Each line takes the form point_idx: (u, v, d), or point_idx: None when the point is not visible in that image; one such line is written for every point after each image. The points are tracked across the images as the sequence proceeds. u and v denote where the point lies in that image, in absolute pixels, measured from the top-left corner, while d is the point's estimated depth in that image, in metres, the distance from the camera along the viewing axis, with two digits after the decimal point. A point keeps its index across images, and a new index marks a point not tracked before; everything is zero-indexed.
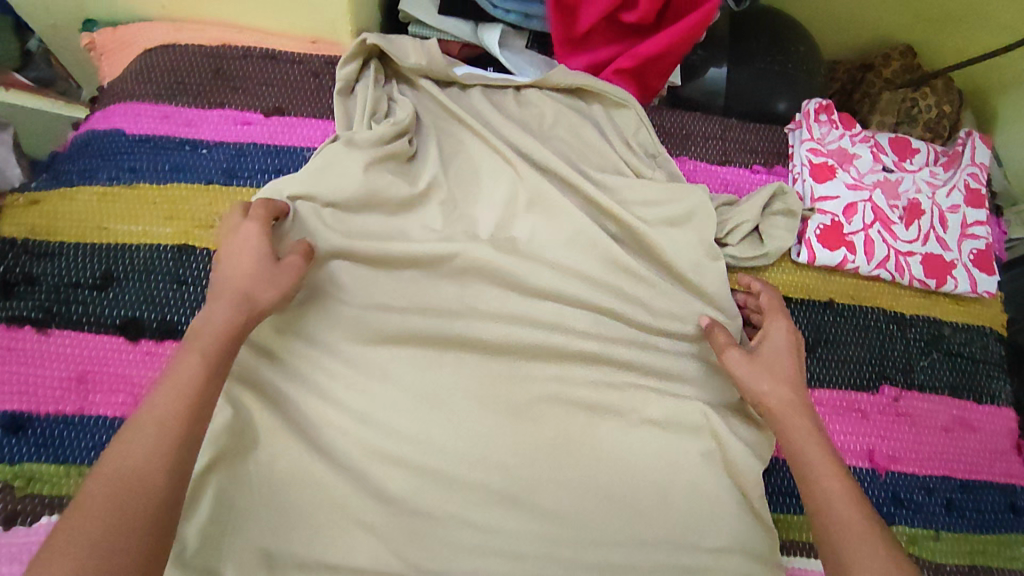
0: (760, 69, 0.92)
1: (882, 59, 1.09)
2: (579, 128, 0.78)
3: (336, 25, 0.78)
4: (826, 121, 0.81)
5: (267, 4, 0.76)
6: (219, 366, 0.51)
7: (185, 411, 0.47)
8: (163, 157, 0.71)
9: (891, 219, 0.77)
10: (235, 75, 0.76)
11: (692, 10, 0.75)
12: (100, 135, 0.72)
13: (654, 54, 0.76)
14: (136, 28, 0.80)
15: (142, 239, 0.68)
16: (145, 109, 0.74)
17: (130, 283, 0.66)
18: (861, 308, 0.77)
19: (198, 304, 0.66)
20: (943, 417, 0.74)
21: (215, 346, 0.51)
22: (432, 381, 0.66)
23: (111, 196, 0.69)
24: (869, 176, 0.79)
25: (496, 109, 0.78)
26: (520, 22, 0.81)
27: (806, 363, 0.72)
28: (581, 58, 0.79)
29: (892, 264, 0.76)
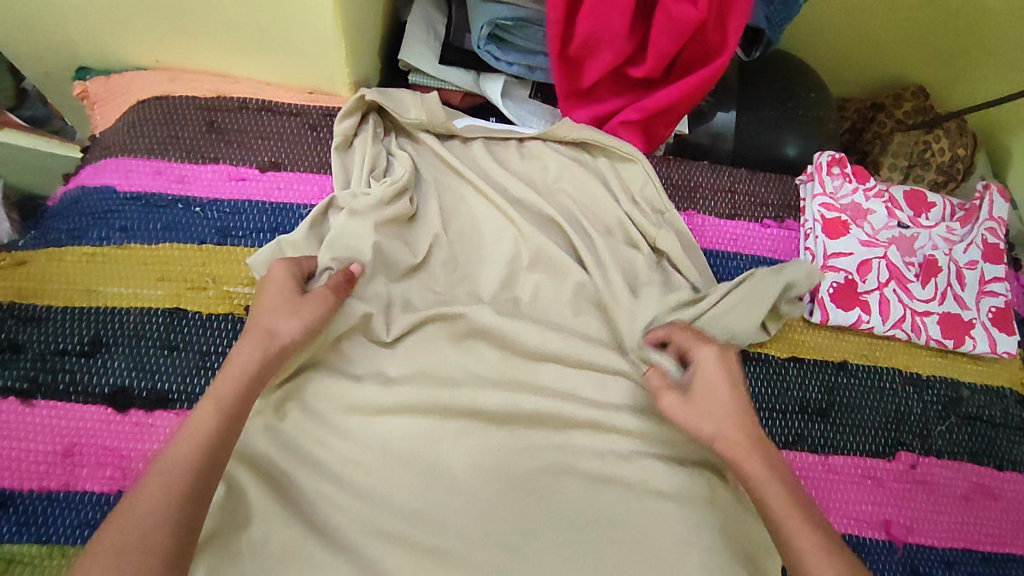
0: (768, 116, 0.91)
1: (894, 100, 1.07)
2: (581, 182, 0.76)
3: (335, 78, 0.76)
4: (839, 174, 0.79)
5: (265, 55, 0.74)
6: (210, 450, 0.49)
7: (173, 502, 0.45)
8: (155, 215, 0.69)
9: (907, 277, 0.75)
10: (230, 128, 0.74)
11: (701, 62, 0.73)
12: (91, 192, 0.70)
13: (661, 106, 0.74)
14: (131, 79, 0.79)
15: (132, 302, 0.66)
16: (137, 165, 0.72)
17: (119, 349, 0.64)
18: (876, 369, 0.74)
19: (189, 372, 0.64)
20: (961, 485, 0.71)
21: (204, 429, 0.49)
22: (431, 450, 0.63)
23: (101, 257, 0.67)
24: (884, 232, 0.77)
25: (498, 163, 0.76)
26: (523, 74, 0.79)
27: (814, 432, 0.70)
28: (585, 111, 0.78)
29: (908, 324, 0.73)
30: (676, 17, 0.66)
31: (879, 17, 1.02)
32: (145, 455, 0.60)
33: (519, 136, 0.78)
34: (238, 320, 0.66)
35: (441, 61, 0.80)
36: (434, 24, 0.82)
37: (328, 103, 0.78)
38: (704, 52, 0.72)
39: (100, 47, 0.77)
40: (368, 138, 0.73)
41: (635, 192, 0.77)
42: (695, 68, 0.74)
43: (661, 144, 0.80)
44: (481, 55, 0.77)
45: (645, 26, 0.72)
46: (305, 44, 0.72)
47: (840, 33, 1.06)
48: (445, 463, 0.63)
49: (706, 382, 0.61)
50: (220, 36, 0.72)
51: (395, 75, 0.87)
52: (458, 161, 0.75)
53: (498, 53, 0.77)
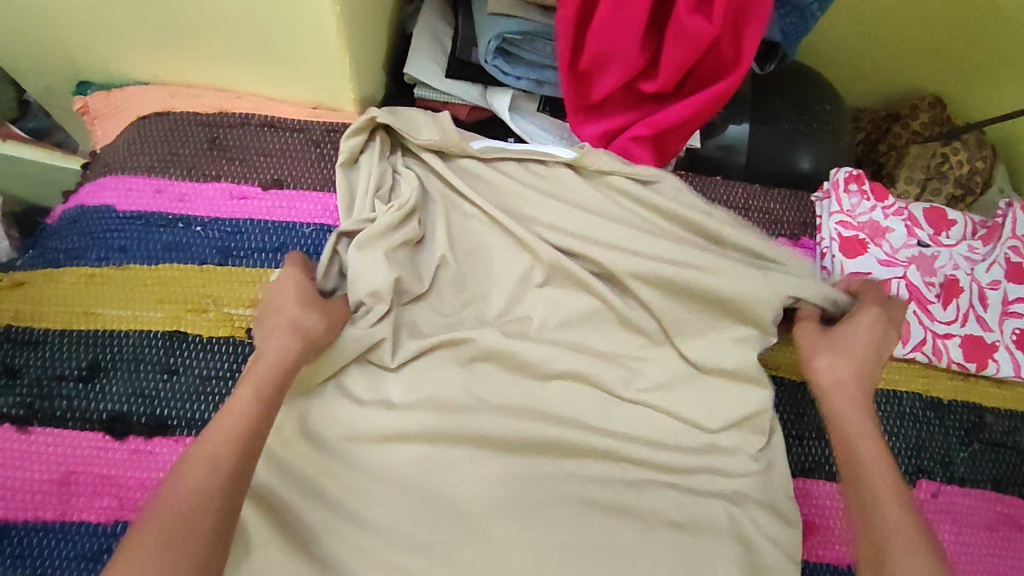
0: (783, 129, 0.88)
1: (909, 111, 1.04)
2: (594, 202, 0.74)
3: (340, 93, 0.75)
4: (857, 191, 0.77)
5: (269, 70, 0.72)
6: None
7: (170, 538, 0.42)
8: (155, 235, 0.68)
9: (927, 298, 0.73)
10: (232, 145, 0.73)
11: (715, 77, 0.71)
12: (89, 211, 0.69)
13: (674, 122, 0.72)
14: (131, 94, 0.77)
15: (131, 325, 0.64)
16: (137, 183, 0.70)
17: (117, 373, 0.62)
18: (896, 395, 0.72)
19: (189, 397, 0.62)
20: (986, 515, 0.68)
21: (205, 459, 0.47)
22: (437, 478, 0.61)
23: (100, 278, 0.66)
24: (903, 251, 0.75)
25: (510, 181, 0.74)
26: (531, 88, 0.77)
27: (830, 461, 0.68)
28: (595, 125, 0.76)
29: (929, 347, 0.71)
30: (690, 31, 0.64)
31: (896, 27, 1.00)
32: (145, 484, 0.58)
33: (530, 155, 0.76)
34: (240, 343, 0.64)
35: (448, 74, 0.78)
36: (440, 37, 0.80)
37: (332, 119, 0.77)
38: (719, 66, 0.70)
39: (99, 60, 0.75)
40: (374, 156, 0.71)
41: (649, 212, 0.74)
42: (710, 82, 0.72)
43: (673, 158, 0.78)
44: (488, 69, 0.75)
45: (658, 39, 0.70)
46: (309, 59, 0.70)
47: (855, 43, 1.04)
48: (452, 490, 0.61)
49: (845, 335, 0.63)
50: (221, 50, 0.70)
51: (400, 89, 0.86)
52: (464, 182, 0.73)
53: (505, 68, 0.75)
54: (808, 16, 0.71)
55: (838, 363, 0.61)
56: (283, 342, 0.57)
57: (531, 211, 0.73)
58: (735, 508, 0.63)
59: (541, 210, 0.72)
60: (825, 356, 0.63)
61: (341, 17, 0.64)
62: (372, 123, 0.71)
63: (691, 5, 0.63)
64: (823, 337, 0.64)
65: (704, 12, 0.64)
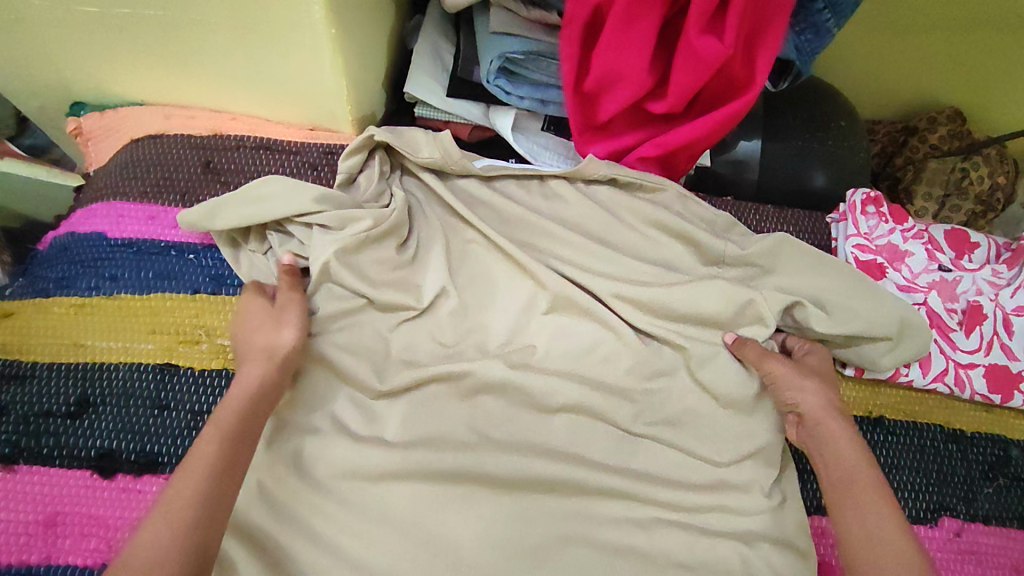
0: (795, 146, 0.85)
1: (928, 123, 1.01)
2: (601, 227, 0.71)
3: (337, 115, 0.72)
4: (875, 213, 0.74)
5: (265, 91, 0.70)
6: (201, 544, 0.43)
7: None
8: (146, 263, 0.66)
9: (949, 326, 0.70)
10: (226, 168, 0.71)
11: (728, 95, 0.68)
12: (80, 239, 0.67)
13: (684, 142, 0.69)
14: (125, 115, 0.75)
15: (121, 358, 0.62)
16: (130, 209, 0.68)
17: (107, 409, 0.60)
18: (916, 426, 0.69)
19: (181, 433, 0.60)
20: (1014, 555, 0.65)
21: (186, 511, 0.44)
22: (436, 517, 0.58)
23: (91, 308, 0.64)
24: (924, 276, 0.72)
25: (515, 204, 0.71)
26: (535, 108, 0.74)
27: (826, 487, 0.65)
28: (602, 145, 0.73)
29: (951, 377, 0.68)
30: (700, 52, 0.61)
31: (912, 37, 0.96)
32: (132, 524, 0.56)
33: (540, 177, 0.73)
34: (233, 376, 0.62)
35: (449, 94, 0.75)
36: (441, 54, 0.77)
37: (330, 140, 0.74)
38: (730, 87, 0.67)
39: (92, 81, 0.73)
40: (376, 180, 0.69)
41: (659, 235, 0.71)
42: (720, 102, 0.69)
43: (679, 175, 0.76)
44: (490, 89, 0.73)
45: (667, 58, 0.67)
46: (305, 80, 0.68)
47: (870, 55, 1.00)
48: (451, 531, 0.58)
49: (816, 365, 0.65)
50: (216, 72, 0.68)
51: (400, 107, 0.83)
52: (463, 208, 0.70)
53: (508, 87, 0.72)
54: (825, 33, 0.68)
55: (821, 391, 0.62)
56: (254, 391, 0.54)
57: (534, 236, 0.70)
58: (750, 549, 0.60)
59: (545, 236, 0.70)
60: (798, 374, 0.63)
61: (337, 39, 0.61)
62: (370, 141, 0.69)
63: (701, 25, 0.60)
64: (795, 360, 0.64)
65: (715, 32, 0.62)
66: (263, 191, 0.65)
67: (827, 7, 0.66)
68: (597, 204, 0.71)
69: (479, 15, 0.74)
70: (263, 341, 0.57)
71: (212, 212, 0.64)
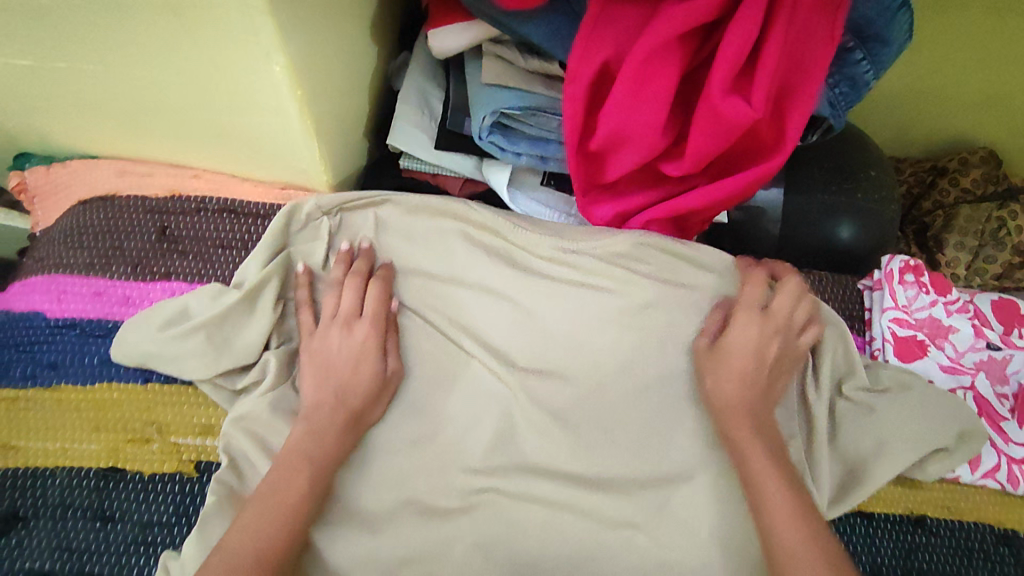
0: (820, 199, 0.78)
1: (958, 164, 0.93)
2: (583, 301, 0.63)
3: (310, 174, 0.64)
4: (913, 282, 0.66)
5: (228, 150, 0.63)
6: None
7: None
8: (90, 349, 0.58)
9: (1000, 414, 0.62)
10: (185, 234, 0.63)
11: (751, 155, 0.60)
12: (15, 319, 0.59)
13: (700, 207, 0.62)
14: (72, 170, 0.67)
15: (60, 459, 0.55)
16: (73, 285, 0.61)
17: (39, 525, 0.53)
18: (962, 526, 0.61)
19: (124, 550, 0.52)
20: None
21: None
22: None
23: (24, 402, 0.57)
24: (970, 355, 0.64)
25: (500, 264, 0.64)
26: (533, 164, 0.66)
27: None
28: (610, 205, 0.66)
29: (1004, 474, 0.60)
30: (725, 115, 0.54)
31: (941, 73, 0.89)
32: None
33: (520, 242, 0.65)
34: (188, 482, 0.55)
35: (438, 146, 0.68)
36: (429, 102, 0.70)
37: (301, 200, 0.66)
38: (753, 147, 0.60)
39: (37, 133, 0.65)
40: (269, 241, 0.59)
41: (667, 299, 0.63)
42: (742, 163, 0.61)
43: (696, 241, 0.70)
44: (484, 146, 0.65)
45: (682, 113, 0.60)
46: (271, 140, 0.60)
47: (895, 93, 0.93)
48: None
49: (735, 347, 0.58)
50: (170, 130, 0.61)
51: (385, 155, 0.75)
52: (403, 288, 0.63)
53: (503, 143, 0.64)
54: (862, 86, 0.60)
55: (721, 382, 0.57)
56: (271, 485, 0.50)
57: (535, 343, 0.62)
58: None
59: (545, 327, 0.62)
60: (719, 386, 0.58)
61: (305, 100, 0.54)
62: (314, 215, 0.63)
63: (726, 84, 0.53)
64: (711, 353, 0.59)
65: (741, 92, 0.54)
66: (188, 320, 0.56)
67: (867, 58, 0.58)
68: (589, 285, 0.64)
69: (470, 61, 0.66)
70: (339, 381, 0.56)
71: (141, 319, 0.57)
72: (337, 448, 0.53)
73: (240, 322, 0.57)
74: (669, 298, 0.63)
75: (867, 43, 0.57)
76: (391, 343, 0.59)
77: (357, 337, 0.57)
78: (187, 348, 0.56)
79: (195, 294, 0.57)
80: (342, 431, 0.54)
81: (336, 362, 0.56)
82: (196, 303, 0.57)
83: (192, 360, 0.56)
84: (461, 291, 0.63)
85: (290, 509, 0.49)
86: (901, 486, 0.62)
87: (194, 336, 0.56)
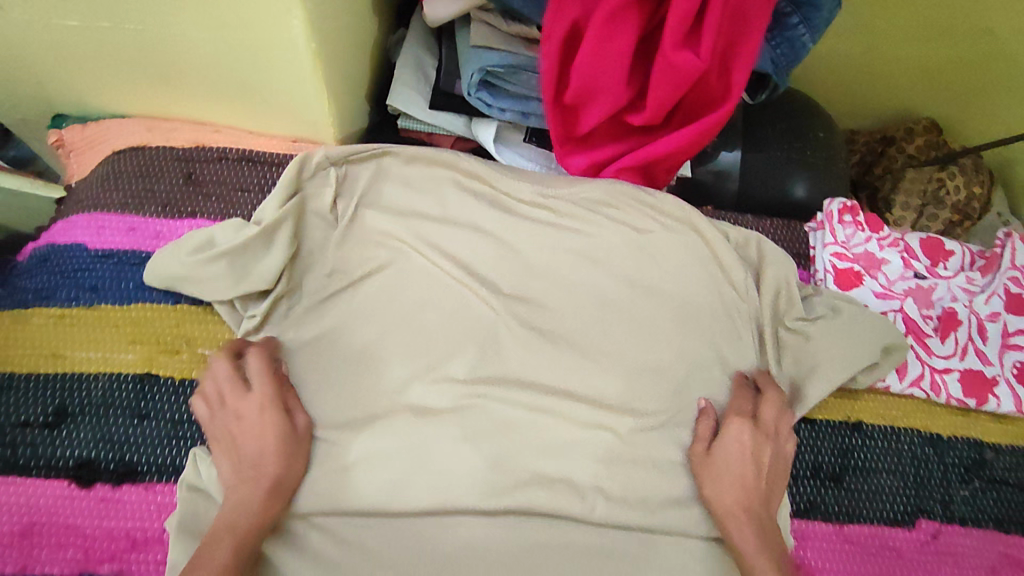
0: (774, 157, 0.87)
1: (905, 134, 1.02)
2: (562, 239, 0.72)
3: (320, 127, 0.73)
4: (851, 222, 0.75)
5: (247, 105, 0.71)
6: None
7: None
8: (126, 275, 0.66)
9: (925, 331, 0.71)
10: (208, 179, 0.72)
11: (704, 107, 0.69)
12: (59, 250, 0.67)
13: (662, 155, 0.71)
14: (105, 126, 0.75)
15: (101, 367, 0.63)
16: (109, 221, 0.68)
17: (85, 419, 0.60)
18: (894, 431, 0.70)
19: (161, 442, 0.61)
20: (990, 557, 0.67)
21: None
22: (432, 528, 0.60)
23: (69, 319, 0.64)
24: (899, 283, 0.73)
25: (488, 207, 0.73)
26: (516, 120, 0.75)
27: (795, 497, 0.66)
28: (584, 155, 0.75)
29: (927, 382, 0.70)
30: (677, 66, 0.62)
31: (887, 50, 0.98)
32: (111, 533, 0.57)
33: (505, 188, 0.74)
34: None
35: (432, 106, 0.77)
36: (424, 68, 0.79)
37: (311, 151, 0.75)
38: (706, 99, 0.69)
39: (74, 94, 0.74)
40: (283, 185, 0.67)
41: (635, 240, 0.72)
42: (698, 114, 0.70)
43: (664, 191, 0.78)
44: (472, 101, 0.74)
45: (644, 70, 0.69)
46: (286, 95, 0.68)
47: (846, 69, 1.03)
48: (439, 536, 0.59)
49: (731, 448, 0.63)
50: (196, 87, 0.69)
51: (384, 118, 0.84)
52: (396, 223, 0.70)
53: (489, 100, 0.73)
54: (800, 46, 0.69)
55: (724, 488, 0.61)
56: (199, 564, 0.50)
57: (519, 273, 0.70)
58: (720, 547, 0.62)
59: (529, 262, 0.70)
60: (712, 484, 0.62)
61: (317, 55, 0.62)
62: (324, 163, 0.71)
63: (677, 40, 0.62)
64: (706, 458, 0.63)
65: (691, 47, 0.63)
66: (213, 247, 0.64)
67: (802, 21, 0.67)
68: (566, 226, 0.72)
69: (460, 29, 0.75)
70: (248, 453, 0.57)
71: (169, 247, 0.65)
72: (263, 511, 0.55)
73: (257, 254, 0.65)
74: (637, 236, 0.72)
75: (801, 9, 0.67)
76: (292, 404, 0.61)
77: (252, 412, 0.58)
78: (210, 272, 0.64)
79: (220, 226, 0.66)
80: (266, 497, 0.56)
81: (243, 440, 0.58)
82: (221, 234, 0.65)
83: (217, 284, 0.64)
84: (451, 230, 0.71)
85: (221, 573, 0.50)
86: (842, 396, 0.71)
87: (217, 262, 0.64)
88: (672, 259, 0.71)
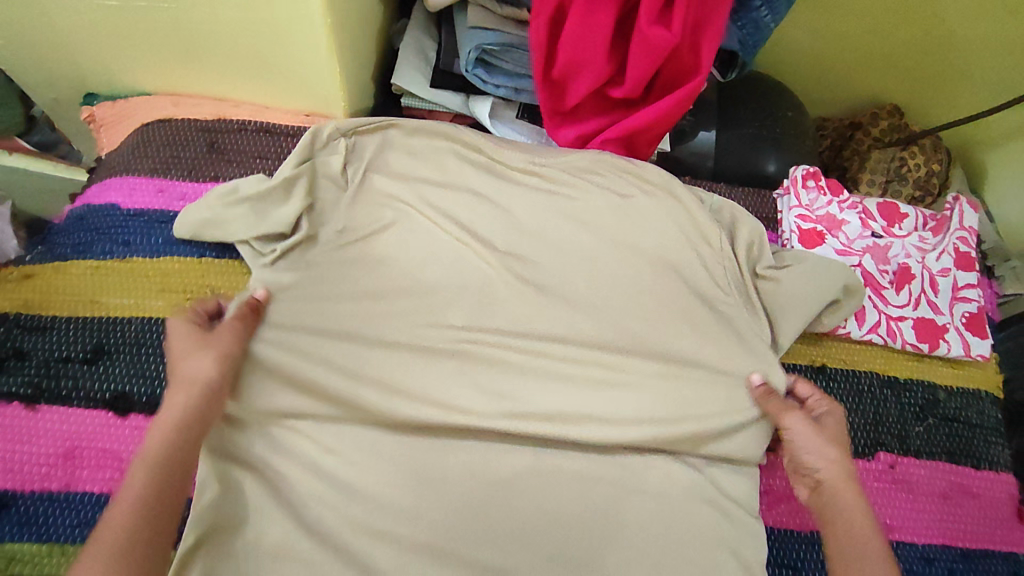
0: (746, 134, 0.94)
1: (871, 119, 1.10)
2: (552, 203, 0.79)
3: (331, 102, 0.80)
4: (814, 187, 0.83)
5: (265, 82, 0.78)
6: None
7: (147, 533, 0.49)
8: (156, 231, 0.73)
9: (882, 284, 0.79)
10: (229, 148, 0.79)
11: (679, 81, 0.77)
12: (95, 210, 0.74)
13: (642, 125, 0.78)
14: (134, 103, 0.82)
15: (135, 311, 0.69)
16: (140, 184, 0.75)
17: (120, 357, 0.67)
18: (855, 374, 0.77)
19: None
20: (941, 484, 0.74)
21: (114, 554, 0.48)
22: (434, 455, 0.65)
23: (105, 270, 0.71)
24: (858, 242, 0.81)
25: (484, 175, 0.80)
26: (509, 96, 0.83)
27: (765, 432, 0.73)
28: (572, 128, 0.82)
29: (883, 329, 0.77)
30: (651, 40, 0.70)
31: (851, 40, 1.06)
32: None
33: (500, 158, 0.81)
34: None
35: (432, 84, 0.84)
36: (425, 51, 0.86)
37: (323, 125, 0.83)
38: (680, 73, 0.76)
39: (106, 74, 0.80)
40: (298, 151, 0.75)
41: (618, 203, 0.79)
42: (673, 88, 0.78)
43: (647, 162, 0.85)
44: (470, 78, 0.81)
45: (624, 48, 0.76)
46: (300, 71, 0.75)
47: (814, 59, 1.11)
48: (439, 463, 0.65)
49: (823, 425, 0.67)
50: (218, 65, 0.76)
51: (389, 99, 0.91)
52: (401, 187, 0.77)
53: (485, 76, 0.81)
54: (763, 27, 0.77)
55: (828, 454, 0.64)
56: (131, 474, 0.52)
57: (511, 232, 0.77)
58: (699, 473, 0.68)
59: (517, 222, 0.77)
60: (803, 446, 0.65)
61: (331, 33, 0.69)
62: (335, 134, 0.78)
63: (651, 17, 0.69)
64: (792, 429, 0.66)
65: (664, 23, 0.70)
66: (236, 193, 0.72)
67: (764, 4, 0.75)
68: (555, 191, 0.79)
69: (458, 14, 0.83)
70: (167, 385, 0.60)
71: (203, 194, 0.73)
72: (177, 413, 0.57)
73: (274, 206, 0.72)
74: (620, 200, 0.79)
75: None
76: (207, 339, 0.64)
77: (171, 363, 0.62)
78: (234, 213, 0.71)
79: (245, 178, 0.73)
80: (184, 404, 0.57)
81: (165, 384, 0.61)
82: (245, 184, 0.73)
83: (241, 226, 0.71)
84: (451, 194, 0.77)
85: (153, 472, 0.53)
86: (806, 343, 0.78)
87: (240, 206, 0.72)
88: (654, 221, 0.78)
